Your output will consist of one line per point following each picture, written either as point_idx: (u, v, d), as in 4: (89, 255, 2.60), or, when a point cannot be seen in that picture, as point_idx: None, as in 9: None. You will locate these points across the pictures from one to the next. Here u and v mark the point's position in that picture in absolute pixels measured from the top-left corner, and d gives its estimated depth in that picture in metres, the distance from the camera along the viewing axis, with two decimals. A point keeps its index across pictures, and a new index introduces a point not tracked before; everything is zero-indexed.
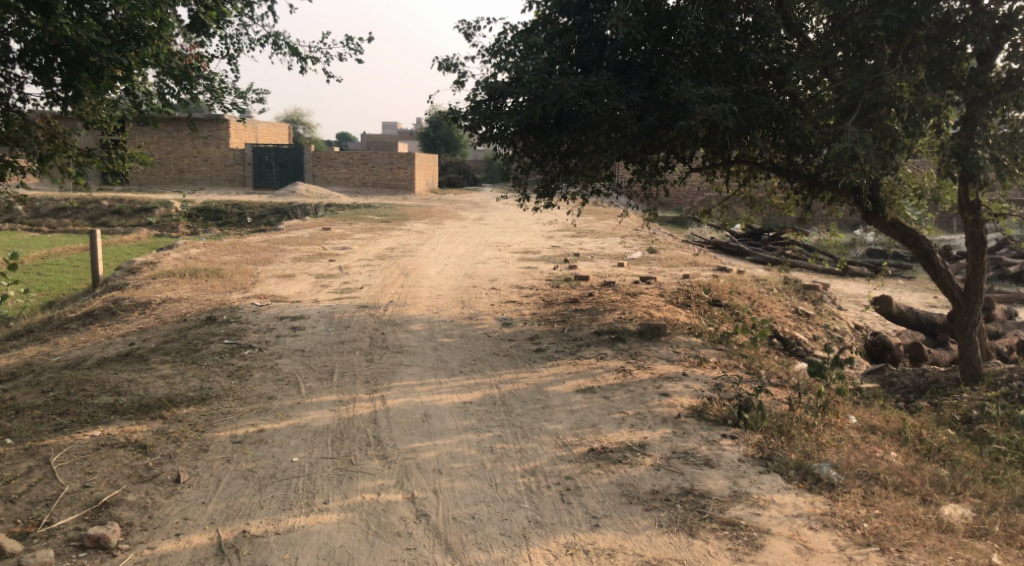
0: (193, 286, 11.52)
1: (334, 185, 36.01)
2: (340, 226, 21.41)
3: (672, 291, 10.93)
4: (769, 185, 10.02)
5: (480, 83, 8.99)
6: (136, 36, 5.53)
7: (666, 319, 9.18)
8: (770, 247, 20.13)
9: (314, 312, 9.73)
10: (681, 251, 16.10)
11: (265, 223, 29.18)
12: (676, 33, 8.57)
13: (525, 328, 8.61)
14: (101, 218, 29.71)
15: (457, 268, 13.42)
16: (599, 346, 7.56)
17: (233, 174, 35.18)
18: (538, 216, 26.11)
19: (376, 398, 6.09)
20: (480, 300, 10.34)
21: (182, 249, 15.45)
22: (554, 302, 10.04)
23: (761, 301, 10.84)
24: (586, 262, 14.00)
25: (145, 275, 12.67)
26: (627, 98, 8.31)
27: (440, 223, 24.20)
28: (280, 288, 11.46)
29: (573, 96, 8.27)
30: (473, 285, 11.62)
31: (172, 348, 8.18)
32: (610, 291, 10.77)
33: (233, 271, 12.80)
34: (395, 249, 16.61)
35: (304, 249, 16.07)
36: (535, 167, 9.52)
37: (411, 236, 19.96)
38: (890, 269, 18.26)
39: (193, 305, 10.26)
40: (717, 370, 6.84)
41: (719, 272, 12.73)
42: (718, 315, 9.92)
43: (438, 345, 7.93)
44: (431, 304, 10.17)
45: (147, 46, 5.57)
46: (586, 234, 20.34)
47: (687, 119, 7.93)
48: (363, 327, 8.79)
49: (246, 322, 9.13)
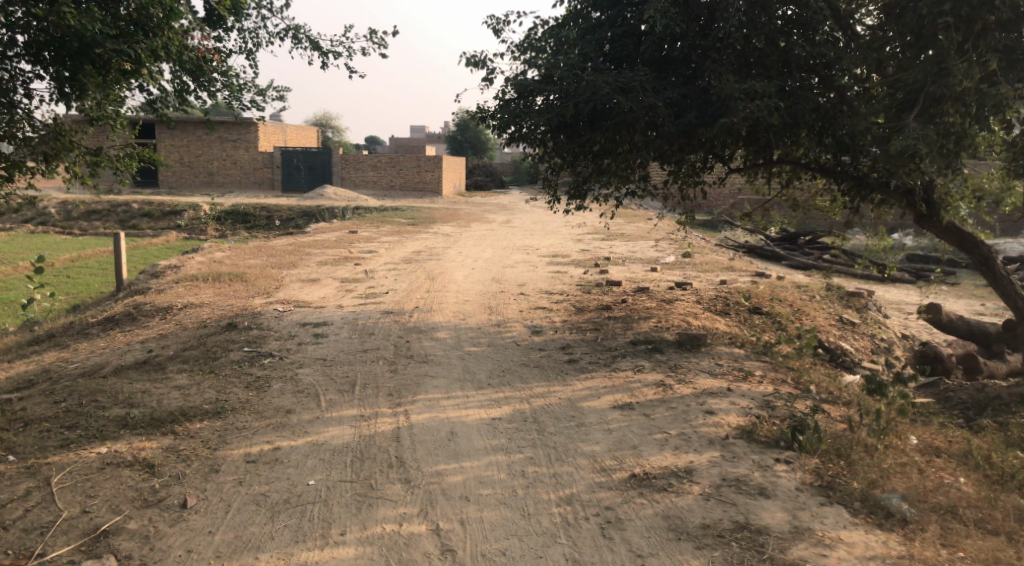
0: (216, 290, 11.26)
1: (361, 188, 35.88)
2: (367, 229, 21.13)
3: (709, 297, 10.46)
4: (813, 187, 9.49)
5: (509, 80, 8.61)
6: (145, 28, 5.32)
7: (705, 328, 8.72)
8: (807, 251, 19.54)
9: (337, 318, 9.40)
10: (716, 255, 15.60)
11: (293, 226, 29.09)
12: (715, 25, 8.07)
13: (557, 337, 8.21)
14: (130, 221, 29.81)
15: (485, 272, 13.04)
16: (635, 358, 7.13)
17: (261, 177, 35.19)
18: (567, 218, 25.68)
19: (400, 413, 5.71)
20: (508, 307, 9.95)
21: (206, 252, 15.24)
22: (586, 309, 9.62)
23: (804, 309, 10.33)
24: (617, 267, 13.55)
25: (168, 279, 12.45)
26: (665, 95, 7.86)
27: (468, 226, 23.86)
28: (303, 293, 11.16)
29: (607, 93, 7.85)
30: (501, 290, 11.23)
31: (190, 356, 7.88)
32: (644, 297, 10.32)
33: (257, 275, 12.54)
34: (422, 253, 16.28)
35: (330, 252, 15.80)
36: (566, 168, 9.05)
37: (438, 239, 19.65)
38: (933, 275, 17.62)
39: (213, 310, 9.99)
40: (764, 385, 6.38)
41: (757, 278, 12.22)
42: (759, 324, 9.43)
43: (465, 355, 7.55)
44: (458, 310, 9.80)
45: (157, 38, 5.35)
46: (617, 237, 19.88)
47: (730, 117, 7.47)
48: (387, 335, 8.45)
49: (267, 329, 8.83)
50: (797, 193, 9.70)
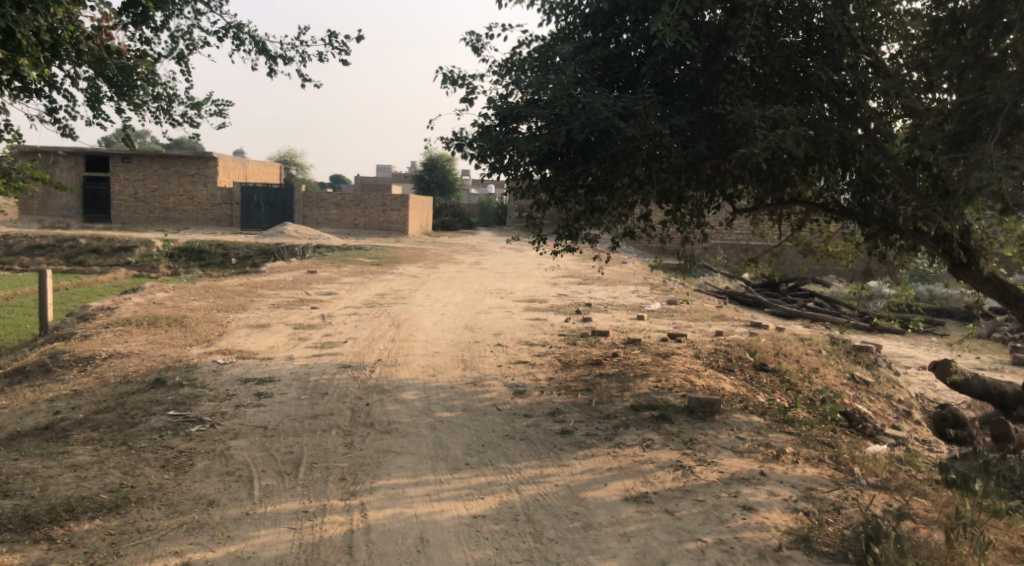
0: (149, 338, 9.89)
1: (324, 227, 34.43)
2: (327, 270, 19.83)
3: (707, 351, 9.36)
4: (826, 230, 8.50)
5: (490, 104, 7.53)
6: (21, 2, 4.43)
7: (713, 392, 7.62)
8: (790, 299, 18.70)
9: (286, 374, 8.11)
10: (702, 303, 14.58)
11: (251, 265, 27.70)
12: (727, 45, 7.11)
13: (544, 400, 7.05)
14: (77, 257, 28.21)
15: (455, 319, 11.84)
16: (640, 430, 5.97)
17: (220, 213, 33.70)
18: (538, 262, 24.62)
19: (354, 508, 4.46)
20: (484, 361, 8.75)
21: (148, 293, 13.84)
22: (573, 365, 8.47)
23: (812, 366, 9.28)
24: (600, 314, 12.45)
25: (98, 323, 11.03)
26: (673, 122, 6.83)
27: (435, 267, 22.65)
28: (249, 342, 9.83)
29: (607, 116, 6.80)
30: (475, 341, 10.02)
31: (103, 421, 6.54)
32: (636, 351, 9.20)
33: (199, 321, 11.17)
34: (386, 296, 15.01)
35: (285, 295, 14.48)
36: (554, 205, 7.98)
37: (404, 281, 18.42)
38: (920, 326, 16.84)
39: (142, 361, 8.62)
40: (802, 468, 5.25)
41: (753, 330, 11.17)
42: (769, 385, 8.34)
43: (436, 423, 6.31)
44: (426, 364, 8.56)
45: (37, 15, 4.45)
46: (593, 281, 18.87)
47: (748, 147, 6.48)
48: (344, 395, 7.18)
49: (202, 387, 7.50)
50: (807, 237, 8.69)
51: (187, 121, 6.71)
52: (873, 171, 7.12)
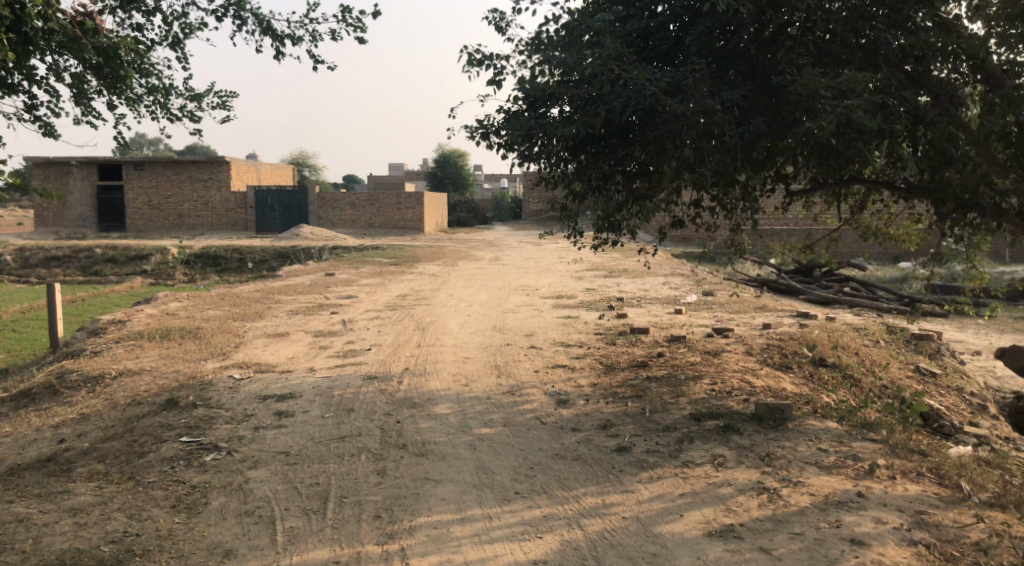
0: (162, 352, 9.32)
1: (339, 228, 33.87)
2: (346, 272, 19.26)
3: (759, 347, 8.67)
4: (888, 211, 7.81)
5: (518, 87, 6.88)
6: None
7: (775, 394, 6.93)
8: (825, 284, 17.92)
9: (308, 389, 7.50)
10: (739, 293, 13.84)
11: (267, 269, 27.23)
12: (779, 10, 6.43)
13: (591, 410, 6.39)
14: (92, 267, 27.85)
15: (483, 320, 11.20)
16: (706, 445, 5.29)
17: (234, 218, 33.24)
18: (561, 255, 23.94)
19: (392, 560, 3.88)
20: (520, 366, 8.09)
21: (161, 303, 13.31)
22: (617, 368, 7.80)
23: (874, 360, 8.55)
24: (635, 309, 11.78)
25: (109, 337, 10.47)
26: (725, 96, 6.15)
27: (455, 265, 22.02)
28: (268, 353, 9.23)
29: (651, 94, 6.13)
30: (508, 343, 9.37)
31: (111, 450, 5.96)
32: (682, 350, 8.52)
33: (214, 332, 10.60)
34: (408, 297, 14.41)
35: (303, 300, 13.90)
36: (591, 196, 7.32)
37: (425, 281, 17.80)
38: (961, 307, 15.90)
39: (155, 379, 8.05)
40: (902, 485, 4.54)
41: (803, 321, 10.45)
42: (832, 382, 7.64)
43: (476, 442, 5.67)
44: (458, 372, 7.93)
45: None
46: (621, 273, 18.18)
47: (814, 121, 5.79)
48: (372, 411, 6.56)
49: (217, 407, 6.91)
50: (867, 220, 7.97)
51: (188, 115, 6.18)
52: (948, 143, 6.40)
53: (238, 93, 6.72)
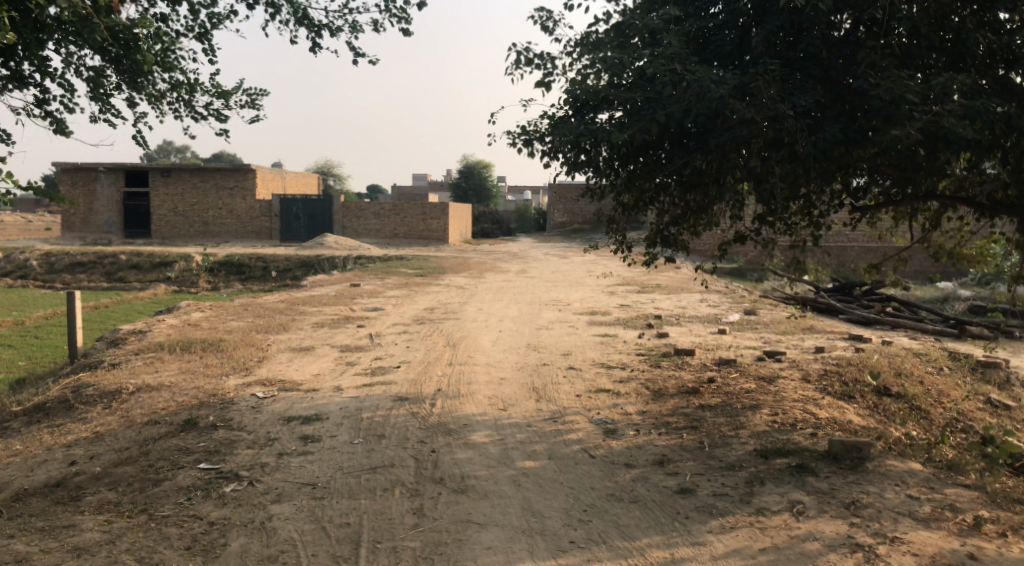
0: (183, 366, 8.89)
1: (363, 237, 33.53)
2: (371, 283, 18.85)
3: (817, 375, 8.07)
4: (962, 230, 7.23)
5: (567, 90, 6.41)
6: None
7: (843, 428, 6.34)
8: (867, 304, 17.20)
9: (335, 410, 7.02)
10: (782, 312, 13.20)
11: (291, 278, 26.94)
12: (856, 7, 5.88)
13: (644, 443, 5.85)
14: (117, 273, 27.70)
15: (516, 338, 10.68)
16: (780, 489, 4.72)
17: (259, 226, 33.01)
18: (590, 269, 23.38)
19: None
20: (560, 390, 7.56)
21: (183, 313, 12.93)
22: (666, 395, 7.25)
23: (942, 389, 7.93)
24: (676, 329, 11.21)
25: (128, 349, 10.08)
26: (797, 101, 5.60)
27: (481, 277, 21.55)
28: (292, 369, 8.78)
29: (716, 98, 5.60)
30: (545, 364, 8.84)
31: (124, 475, 5.51)
32: (735, 376, 7.95)
33: (237, 345, 10.17)
34: (436, 311, 13.93)
35: (328, 312, 13.47)
36: (643, 206, 6.81)
37: (452, 293, 17.33)
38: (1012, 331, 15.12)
39: (174, 395, 7.61)
40: (1017, 545, 3.96)
41: (857, 345, 9.83)
42: (901, 414, 7.03)
43: (520, 477, 5.14)
44: (494, 395, 7.41)
45: None
46: (654, 289, 17.59)
47: (901, 128, 5.22)
48: (404, 438, 6.06)
49: (239, 429, 6.44)
50: (939, 237, 7.37)
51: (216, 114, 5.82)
52: None
53: (268, 91, 6.35)
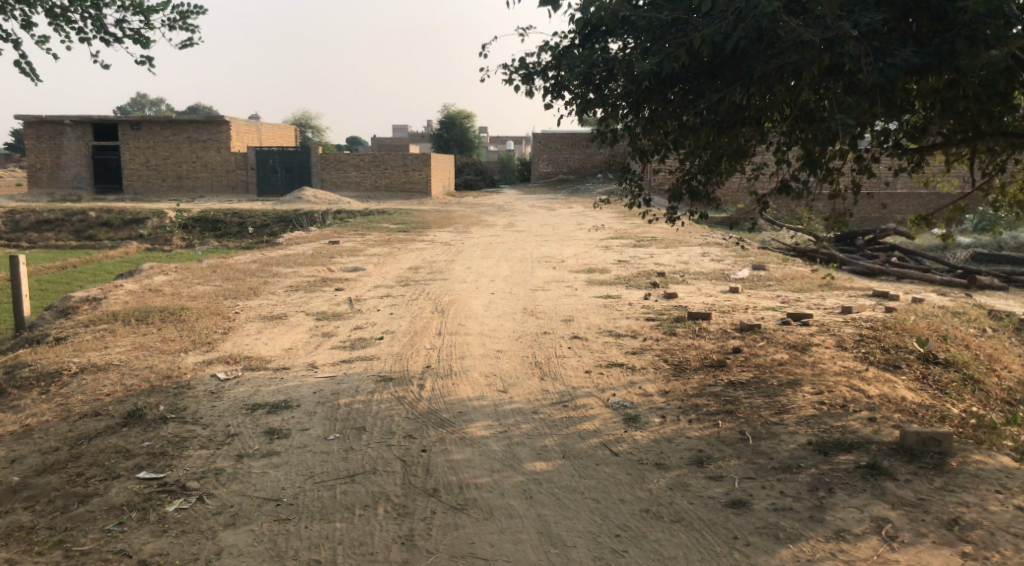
0: (138, 339, 7.86)
1: (343, 190, 32.06)
2: (352, 239, 17.71)
3: (853, 341, 7.16)
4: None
5: (578, 11, 5.44)
6: None
7: (901, 408, 5.44)
8: (869, 254, 16.04)
9: (308, 395, 6.03)
10: (792, 265, 12.27)
11: (269, 234, 25.74)
12: None
13: (673, 434, 4.92)
14: (86, 231, 26.34)
15: (511, 301, 9.70)
16: (857, 500, 3.82)
17: (234, 180, 31.59)
18: (581, 221, 22.34)
19: None
20: (566, 364, 6.61)
21: (145, 276, 11.80)
22: (688, 370, 6.32)
23: (993, 355, 7.05)
24: (683, 287, 10.27)
25: (78, 319, 8.98)
26: (863, 19, 4.58)
27: (468, 231, 20.45)
28: (261, 343, 7.76)
29: (765, 15, 4.57)
30: (545, 333, 7.86)
31: (48, 485, 4.52)
32: (762, 344, 7.03)
33: (200, 313, 9.10)
34: (420, 270, 12.90)
35: (305, 273, 12.38)
36: (668, 152, 5.84)
37: (439, 249, 16.25)
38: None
39: (123, 377, 6.59)
40: None
41: (884, 304, 8.93)
42: (958, 386, 6.16)
43: (530, 486, 4.20)
44: (492, 372, 6.46)
45: None
46: (652, 242, 16.62)
47: (997, 48, 4.22)
48: (388, 433, 5.11)
49: (193, 422, 5.45)
50: (997, 183, 6.45)
51: (135, 40, 5.07)
52: None
53: (205, 8, 5.43)
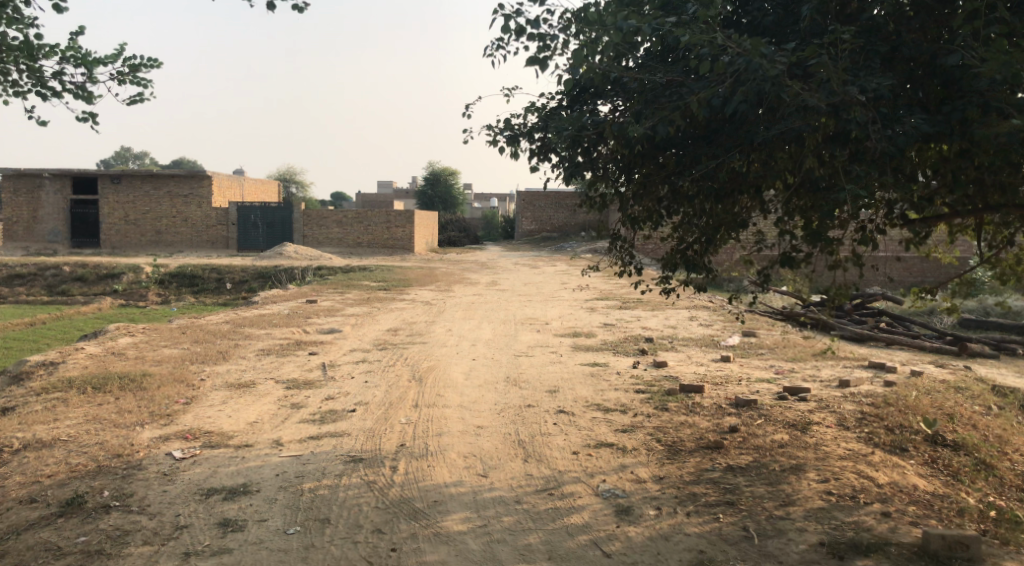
0: (91, 410, 7.31)
1: (324, 246, 31.54)
2: (331, 298, 17.24)
3: (856, 419, 6.74)
4: None
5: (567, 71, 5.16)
6: None
7: (915, 500, 5.01)
8: (858, 319, 15.73)
9: (270, 478, 5.52)
10: (782, 332, 11.91)
11: (247, 290, 25.23)
12: None
13: (671, 532, 4.46)
14: (59, 286, 25.72)
15: (493, 369, 9.23)
16: None
17: (214, 235, 31.15)
18: (565, 281, 22.02)
19: None
20: (552, 444, 6.14)
21: (110, 338, 11.24)
22: (683, 453, 5.86)
23: (1003, 435, 6.65)
24: (672, 355, 9.85)
25: (31, 386, 8.40)
26: (871, 84, 4.28)
27: (450, 290, 20.05)
28: (225, 416, 7.22)
29: (766, 78, 4.26)
30: (529, 405, 7.40)
31: None
32: (759, 422, 6.59)
33: (163, 380, 8.56)
34: (400, 332, 12.43)
35: (278, 335, 11.87)
36: (661, 219, 5.51)
37: (420, 310, 15.81)
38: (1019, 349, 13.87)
39: (68, 455, 6.04)
40: None
41: (883, 376, 8.54)
42: (971, 472, 5.73)
43: None
44: (471, 453, 5.97)
45: None
46: (638, 304, 16.27)
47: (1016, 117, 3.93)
48: (356, 527, 4.63)
49: (139, 512, 4.91)
50: (1004, 256, 6.14)
51: (73, 97, 4.63)
52: None
53: (159, 62, 5.02)
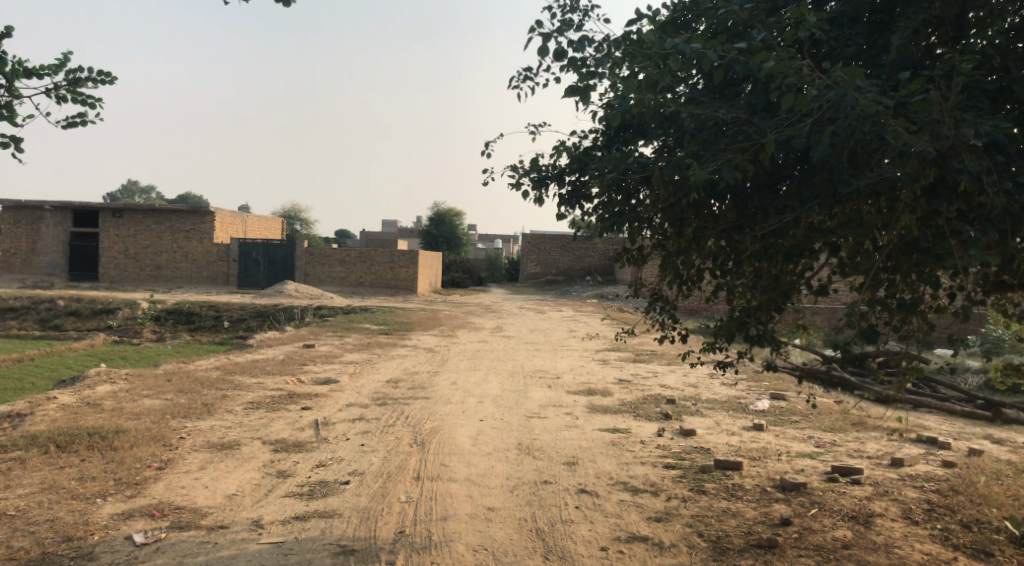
0: (52, 476, 6.44)
1: (327, 284, 30.84)
2: (330, 343, 16.38)
3: (924, 511, 5.86)
4: None
5: (612, 104, 4.50)
6: None
7: None
8: None
9: None
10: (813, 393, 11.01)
11: (245, 329, 24.44)
12: None
13: None
14: (52, 320, 24.91)
15: (503, 433, 8.35)
16: None
17: (214, 271, 30.43)
18: (574, 329, 21.12)
19: None
20: (577, 535, 5.27)
21: (88, 386, 10.37)
22: (733, 554, 4.98)
23: None
24: (699, 421, 8.98)
25: None
26: (989, 128, 3.51)
27: (456, 336, 19.19)
28: (201, 486, 6.35)
29: (865, 117, 3.50)
30: (546, 482, 6.52)
31: None
32: (814, 513, 5.72)
33: (138, 439, 7.68)
34: (402, 385, 11.55)
35: (271, 386, 11.00)
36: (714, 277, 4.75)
37: (423, 358, 14.93)
38: None
39: (13, 535, 5.18)
40: None
41: (937, 455, 7.64)
42: None
43: None
44: (483, 546, 5.09)
45: None
46: (653, 357, 15.40)
47: None
48: None
49: None
50: None
51: None
52: None
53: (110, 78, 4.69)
